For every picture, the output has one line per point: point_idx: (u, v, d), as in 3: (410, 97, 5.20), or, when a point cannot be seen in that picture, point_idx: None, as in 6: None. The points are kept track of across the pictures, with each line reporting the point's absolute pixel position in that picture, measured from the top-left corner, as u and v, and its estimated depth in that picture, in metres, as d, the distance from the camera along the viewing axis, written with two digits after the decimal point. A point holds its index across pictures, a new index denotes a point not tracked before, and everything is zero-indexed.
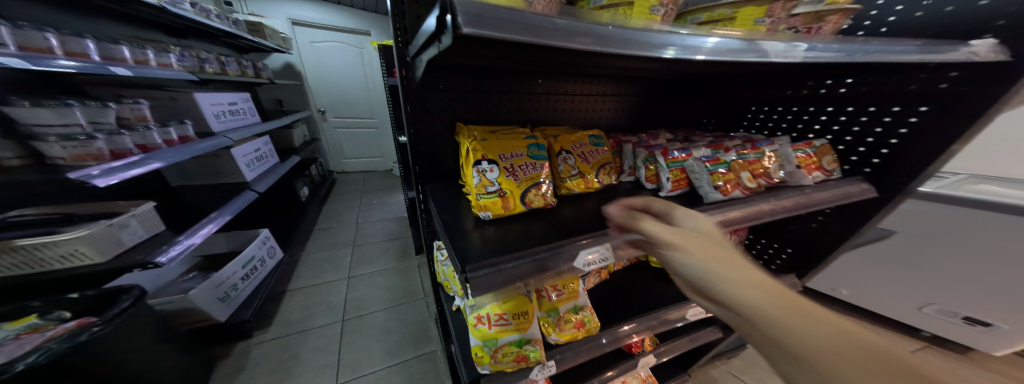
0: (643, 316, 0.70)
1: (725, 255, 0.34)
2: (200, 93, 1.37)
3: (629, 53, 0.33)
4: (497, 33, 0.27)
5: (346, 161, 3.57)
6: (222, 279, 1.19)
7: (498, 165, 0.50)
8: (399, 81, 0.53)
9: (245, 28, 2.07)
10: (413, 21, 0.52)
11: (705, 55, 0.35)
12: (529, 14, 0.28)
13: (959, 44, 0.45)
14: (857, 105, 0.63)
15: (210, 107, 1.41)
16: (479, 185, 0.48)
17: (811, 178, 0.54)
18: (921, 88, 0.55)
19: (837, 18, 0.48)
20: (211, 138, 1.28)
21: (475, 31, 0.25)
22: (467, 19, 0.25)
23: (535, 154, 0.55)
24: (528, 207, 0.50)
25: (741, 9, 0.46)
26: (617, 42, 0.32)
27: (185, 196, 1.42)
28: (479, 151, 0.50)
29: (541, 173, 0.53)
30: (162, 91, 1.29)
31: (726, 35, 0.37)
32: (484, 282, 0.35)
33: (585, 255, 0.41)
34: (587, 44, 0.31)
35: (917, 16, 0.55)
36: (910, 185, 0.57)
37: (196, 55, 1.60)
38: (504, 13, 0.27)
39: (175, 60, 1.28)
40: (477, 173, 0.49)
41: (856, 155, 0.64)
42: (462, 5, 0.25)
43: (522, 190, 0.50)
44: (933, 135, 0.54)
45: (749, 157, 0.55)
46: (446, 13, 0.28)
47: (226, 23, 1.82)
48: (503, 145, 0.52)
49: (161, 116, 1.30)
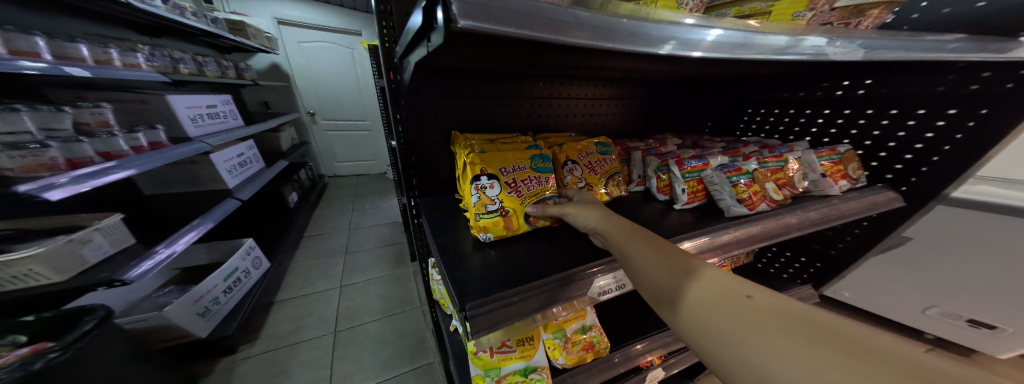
0: (654, 334, 0.66)
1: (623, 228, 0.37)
2: (173, 95, 1.29)
3: (628, 49, 0.28)
4: (499, 28, 0.22)
5: (337, 165, 3.48)
6: (202, 293, 1.09)
7: (499, 180, 0.45)
8: (387, 85, 0.48)
9: (225, 27, 1.98)
10: (401, 18, 0.47)
11: (703, 52, 0.30)
12: (545, 4, 0.24)
13: (1008, 40, 0.41)
14: (876, 107, 0.60)
15: (186, 110, 1.33)
16: (478, 203, 0.43)
17: (836, 187, 0.51)
18: (949, 89, 0.52)
19: (879, 13, 0.43)
20: (185, 143, 1.21)
21: (473, 25, 0.20)
22: (466, 9, 0.20)
23: (540, 166, 0.50)
24: (532, 226, 0.46)
25: (776, 2, 0.42)
26: (624, 37, 0.27)
27: (162, 206, 1.34)
28: (477, 165, 0.45)
29: (547, 187, 0.49)
30: (131, 93, 1.22)
31: (732, 24, 0.32)
32: (486, 323, 0.30)
33: (597, 283, 0.40)
34: (582, 39, 0.26)
35: (945, 13, 0.53)
36: (941, 191, 0.54)
37: (168, 55, 1.51)
38: (515, 3, 0.22)
39: (143, 60, 1.25)
40: (476, 190, 0.44)
41: (877, 160, 0.62)
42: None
43: (527, 210, 0.45)
44: (979, 141, 0.50)
45: (771, 166, 0.51)
46: (435, 6, 0.23)
47: (204, 22, 1.74)
48: (506, 158, 0.47)
49: (130, 119, 1.22)
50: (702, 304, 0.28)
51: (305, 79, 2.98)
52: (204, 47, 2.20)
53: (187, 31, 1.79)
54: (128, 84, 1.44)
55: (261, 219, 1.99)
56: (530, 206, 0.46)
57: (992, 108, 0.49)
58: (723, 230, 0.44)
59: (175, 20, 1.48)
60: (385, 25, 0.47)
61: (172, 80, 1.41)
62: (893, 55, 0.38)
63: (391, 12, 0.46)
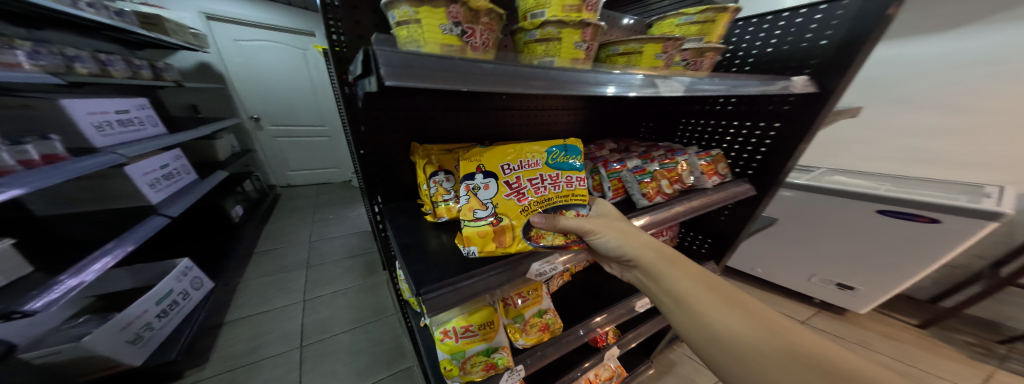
0: (611, 308, 0.80)
1: (668, 266, 0.46)
2: (70, 100, 1.20)
3: (583, 94, 0.36)
4: (424, 84, 0.25)
5: (290, 174, 3.29)
6: (131, 319, 0.97)
7: (497, 179, 0.47)
8: (341, 90, 0.49)
9: (134, 21, 1.80)
10: (355, 41, 0.49)
11: (637, 91, 0.40)
12: (459, 60, 0.28)
13: (783, 78, 0.54)
14: (739, 119, 0.75)
15: (87, 117, 1.25)
16: (468, 207, 0.44)
17: (709, 182, 0.67)
18: (774, 108, 0.67)
19: (712, 55, 0.55)
20: (95, 155, 1.14)
21: (400, 83, 0.23)
22: (391, 71, 0.23)
23: (555, 159, 0.53)
24: (535, 244, 0.44)
25: (647, 44, 0.47)
26: (568, 84, 0.35)
27: (66, 228, 1.19)
28: (473, 162, 0.47)
29: (566, 198, 0.51)
30: (10, 96, 1.09)
31: (637, 71, 0.42)
32: (441, 303, 0.37)
33: (539, 264, 0.46)
34: (540, 86, 0.33)
35: (769, 52, 0.67)
36: (775, 180, 0.70)
37: (58, 52, 1.41)
38: (433, 62, 0.26)
39: (23, 58, 1.17)
40: (467, 191, 0.45)
41: (742, 160, 0.76)
42: (385, 56, 0.23)
43: (528, 221, 0.45)
44: (786, 144, 0.66)
45: (668, 167, 0.65)
46: (372, 65, 0.27)
47: (104, 15, 1.59)
48: (509, 155, 0.50)
49: (12, 129, 1.10)
50: (727, 332, 0.38)
51: (243, 81, 2.74)
52: (100, 41, 1.94)
53: (83, 25, 1.62)
54: (6, 86, 1.26)
55: (201, 235, 1.82)
56: (535, 214, 0.46)
57: (791, 124, 0.65)
58: (644, 214, 0.57)
59: (63, 11, 1.32)
60: (335, 35, 0.46)
61: (65, 81, 1.27)
62: (717, 88, 0.48)
63: (341, 18, 0.46)
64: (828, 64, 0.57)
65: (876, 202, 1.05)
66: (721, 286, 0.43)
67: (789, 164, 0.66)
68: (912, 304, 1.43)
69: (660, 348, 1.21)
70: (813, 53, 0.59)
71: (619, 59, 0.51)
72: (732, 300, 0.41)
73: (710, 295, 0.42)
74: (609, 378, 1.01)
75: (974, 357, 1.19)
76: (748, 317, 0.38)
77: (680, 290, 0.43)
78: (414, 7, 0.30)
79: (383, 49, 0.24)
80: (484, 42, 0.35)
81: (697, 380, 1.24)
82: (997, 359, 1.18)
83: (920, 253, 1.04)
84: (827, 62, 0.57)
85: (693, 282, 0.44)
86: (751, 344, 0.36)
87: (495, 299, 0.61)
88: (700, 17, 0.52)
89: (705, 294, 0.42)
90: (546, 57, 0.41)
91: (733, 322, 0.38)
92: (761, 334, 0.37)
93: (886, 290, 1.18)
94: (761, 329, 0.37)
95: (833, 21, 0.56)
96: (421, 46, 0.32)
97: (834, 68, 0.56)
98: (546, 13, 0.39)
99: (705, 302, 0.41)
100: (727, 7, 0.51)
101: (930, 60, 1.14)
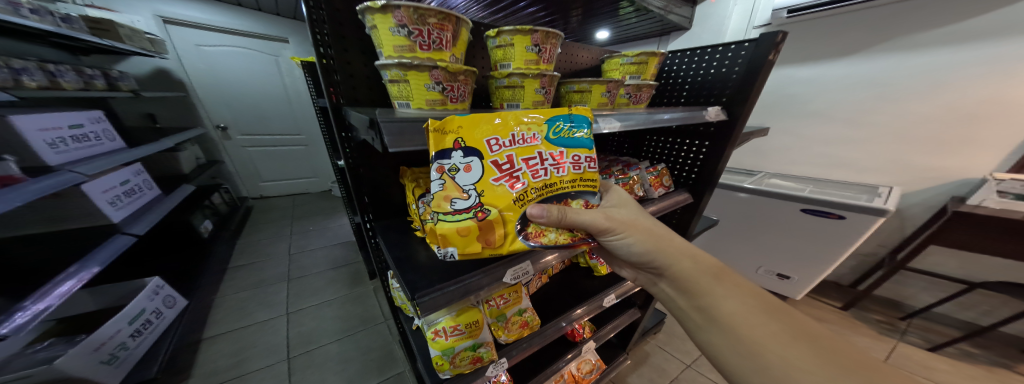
0: (588, 301, 0.92)
1: (706, 280, 0.48)
2: (18, 116, 1.14)
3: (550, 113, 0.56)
4: (416, 146, 0.34)
5: (264, 184, 3.20)
6: (104, 340, 0.96)
7: (481, 159, 0.40)
8: (330, 104, 0.54)
9: (83, 28, 1.72)
10: (345, 79, 0.54)
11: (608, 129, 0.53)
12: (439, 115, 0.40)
13: (699, 110, 0.68)
14: (680, 137, 0.88)
15: (38, 133, 1.19)
16: (445, 197, 0.39)
17: (656, 193, 0.80)
18: (703, 129, 0.81)
19: (646, 90, 0.69)
20: (49, 176, 1.09)
21: (400, 149, 0.32)
22: (393, 140, 0.32)
23: (557, 133, 0.46)
24: (534, 244, 0.41)
25: (593, 84, 0.59)
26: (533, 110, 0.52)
27: (20, 253, 1.13)
28: (449, 134, 0.38)
29: (573, 184, 0.46)
30: None
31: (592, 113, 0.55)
32: (432, 304, 0.45)
33: (512, 272, 0.54)
34: None
35: (698, 81, 0.80)
36: (708, 188, 0.84)
37: (4, 64, 1.31)
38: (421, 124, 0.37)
39: None
40: (443, 173, 0.38)
41: (683, 172, 0.90)
42: (387, 128, 0.32)
43: (523, 212, 0.42)
44: (714, 158, 0.80)
45: (621, 181, 0.75)
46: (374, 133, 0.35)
47: (49, 21, 1.50)
48: (497, 128, 0.42)
49: None
50: (756, 343, 0.41)
51: (209, 89, 2.64)
52: (48, 50, 1.83)
53: (27, 32, 1.52)
54: None
55: (168, 253, 1.75)
56: (532, 206, 0.42)
57: (715, 143, 0.79)
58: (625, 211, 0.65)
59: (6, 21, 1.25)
60: (325, 59, 0.50)
61: (16, 96, 1.20)
62: (655, 120, 0.60)
63: (333, 60, 0.52)
64: (736, 95, 0.71)
65: (799, 202, 1.25)
66: (776, 308, 0.43)
67: (716, 174, 0.81)
68: (838, 289, 1.68)
69: (633, 340, 1.33)
70: (728, 86, 0.73)
71: (574, 95, 0.61)
72: (785, 326, 0.41)
73: (753, 314, 0.43)
74: (590, 371, 1.10)
75: (883, 332, 1.43)
76: (787, 337, 0.40)
77: (716, 302, 0.46)
78: (404, 71, 0.39)
79: (386, 121, 0.33)
80: (461, 94, 0.45)
81: (666, 368, 1.38)
82: (899, 333, 1.42)
83: (836, 243, 1.24)
84: (736, 93, 0.72)
85: (735, 298, 0.45)
86: (802, 374, 0.37)
87: (479, 300, 0.69)
88: (637, 59, 0.65)
89: (752, 316, 0.43)
90: (514, 100, 0.52)
91: (772, 339, 0.40)
92: (817, 364, 0.37)
93: (815, 277, 1.38)
94: (802, 349, 0.39)
95: (739, 59, 0.70)
96: (411, 101, 0.42)
97: (741, 98, 0.71)
98: (512, 65, 0.50)
99: (742, 314, 0.43)
100: (655, 52, 0.65)
101: (842, 80, 1.35)
